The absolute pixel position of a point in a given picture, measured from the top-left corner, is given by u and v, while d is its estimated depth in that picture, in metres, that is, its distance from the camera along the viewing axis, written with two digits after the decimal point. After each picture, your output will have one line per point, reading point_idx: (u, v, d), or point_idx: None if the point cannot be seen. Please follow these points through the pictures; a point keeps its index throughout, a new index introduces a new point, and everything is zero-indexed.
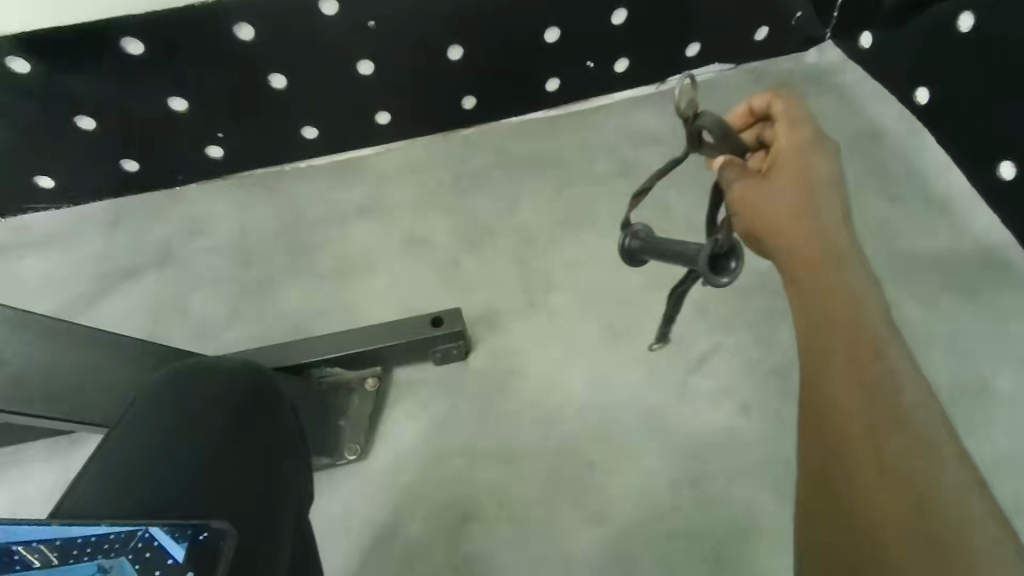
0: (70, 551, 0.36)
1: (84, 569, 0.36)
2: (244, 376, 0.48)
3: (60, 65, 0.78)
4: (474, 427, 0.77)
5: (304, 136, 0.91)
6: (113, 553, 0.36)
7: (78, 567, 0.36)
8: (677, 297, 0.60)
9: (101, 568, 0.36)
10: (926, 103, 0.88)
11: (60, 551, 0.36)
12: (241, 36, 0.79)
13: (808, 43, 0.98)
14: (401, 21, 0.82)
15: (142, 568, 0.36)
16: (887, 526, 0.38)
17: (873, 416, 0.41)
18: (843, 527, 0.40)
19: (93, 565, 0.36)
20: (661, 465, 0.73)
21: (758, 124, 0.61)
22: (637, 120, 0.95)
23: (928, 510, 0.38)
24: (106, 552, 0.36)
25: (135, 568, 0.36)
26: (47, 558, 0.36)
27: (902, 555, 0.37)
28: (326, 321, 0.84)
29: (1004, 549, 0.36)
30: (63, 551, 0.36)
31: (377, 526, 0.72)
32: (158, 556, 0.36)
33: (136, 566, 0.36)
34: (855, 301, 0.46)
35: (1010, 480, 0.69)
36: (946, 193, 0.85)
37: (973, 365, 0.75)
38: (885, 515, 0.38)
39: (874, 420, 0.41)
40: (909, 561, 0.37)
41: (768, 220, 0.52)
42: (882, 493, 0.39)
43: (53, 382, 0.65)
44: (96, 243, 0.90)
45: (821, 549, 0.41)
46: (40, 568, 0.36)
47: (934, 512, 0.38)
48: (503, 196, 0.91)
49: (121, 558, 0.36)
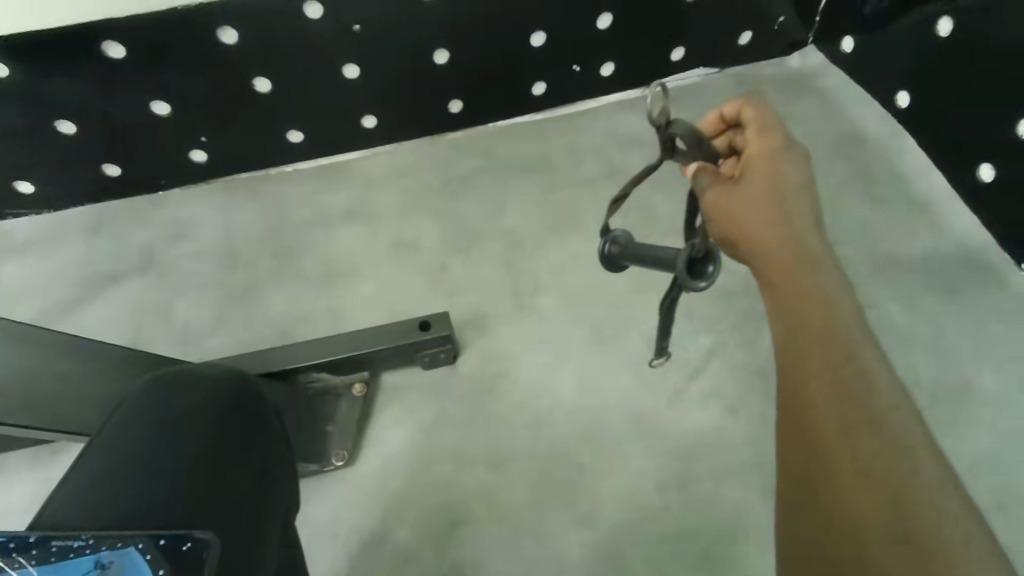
0: (71, 546, 0.35)
1: (81, 564, 0.35)
2: (227, 382, 0.47)
3: (39, 68, 0.77)
4: (461, 430, 0.76)
5: (290, 140, 0.91)
6: (119, 544, 0.35)
7: (78, 563, 0.35)
8: (668, 307, 0.59)
9: (100, 564, 0.35)
10: (907, 106, 0.88)
11: (56, 552, 0.35)
12: (225, 39, 0.79)
13: (790, 47, 0.99)
14: (387, 25, 0.82)
15: (154, 558, 0.35)
16: (864, 525, 0.38)
17: (845, 418, 0.41)
18: (822, 526, 0.40)
19: (94, 562, 0.35)
20: (649, 466, 0.73)
21: (729, 131, 0.61)
22: (623, 124, 0.95)
23: (904, 508, 0.38)
24: (110, 546, 0.35)
25: (146, 558, 0.35)
26: (48, 555, 0.35)
27: (878, 552, 0.37)
28: (312, 327, 0.83)
29: (981, 547, 0.36)
30: (63, 547, 0.35)
31: (364, 533, 0.72)
32: (173, 543, 0.35)
33: (147, 557, 0.35)
34: (829, 304, 0.46)
35: (992, 480, 0.69)
36: (928, 196, 0.86)
37: (956, 367, 0.76)
38: (862, 513, 0.39)
39: (848, 422, 0.41)
40: (887, 558, 0.37)
41: (741, 226, 0.51)
42: (859, 492, 0.39)
43: (32, 393, 0.64)
44: (78, 248, 0.89)
45: (802, 545, 0.41)
46: (39, 566, 0.35)
47: (911, 511, 0.38)
48: (491, 199, 0.91)
49: (128, 550, 0.35)
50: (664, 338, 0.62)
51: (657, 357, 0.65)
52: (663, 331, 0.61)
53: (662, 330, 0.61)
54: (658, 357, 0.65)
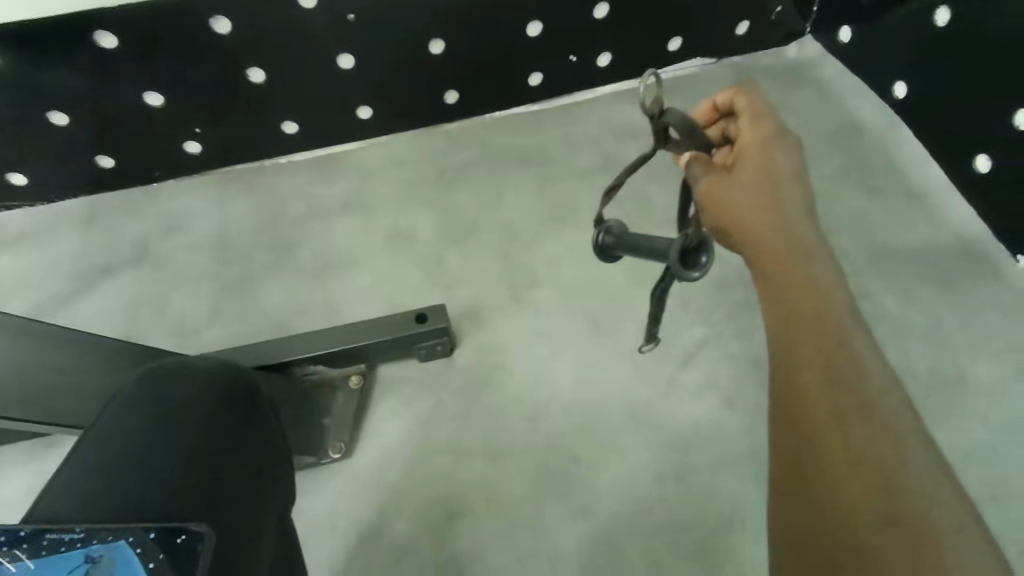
0: (63, 540, 0.35)
1: (72, 558, 0.35)
2: (222, 374, 0.47)
3: (29, 57, 0.76)
4: (457, 423, 0.76)
5: (284, 131, 0.90)
6: (109, 538, 0.35)
7: (69, 557, 0.35)
8: (660, 296, 0.59)
9: (89, 558, 0.35)
10: (903, 97, 0.88)
11: (48, 546, 0.35)
12: (218, 29, 0.78)
13: (787, 38, 0.98)
14: (381, 15, 0.81)
15: (145, 552, 0.35)
16: (858, 511, 0.38)
17: (837, 404, 0.42)
18: (814, 512, 0.39)
19: (83, 556, 0.35)
20: (646, 458, 0.73)
21: (723, 120, 0.61)
22: (619, 115, 0.95)
23: (895, 494, 0.38)
24: (101, 539, 0.35)
25: (137, 551, 0.35)
26: (37, 552, 0.35)
27: (869, 536, 0.37)
28: (308, 319, 0.83)
29: (971, 533, 0.36)
30: (54, 543, 0.35)
31: (362, 525, 0.72)
32: (164, 537, 0.35)
33: (138, 550, 0.35)
34: (821, 292, 0.46)
35: (986, 470, 0.70)
36: (924, 187, 0.86)
37: (952, 357, 0.76)
38: (853, 498, 0.38)
39: (839, 408, 0.41)
40: (879, 542, 0.37)
41: (733, 214, 0.52)
42: (851, 478, 0.39)
43: (28, 387, 0.64)
44: (72, 241, 0.88)
45: (795, 530, 0.40)
46: (29, 561, 0.35)
47: (901, 497, 0.38)
48: (487, 191, 0.90)
49: (118, 544, 0.35)
50: (654, 325, 0.61)
51: (647, 343, 0.64)
52: (653, 321, 0.61)
53: (654, 320, 0.61)
54: (646, 343, 0.63)
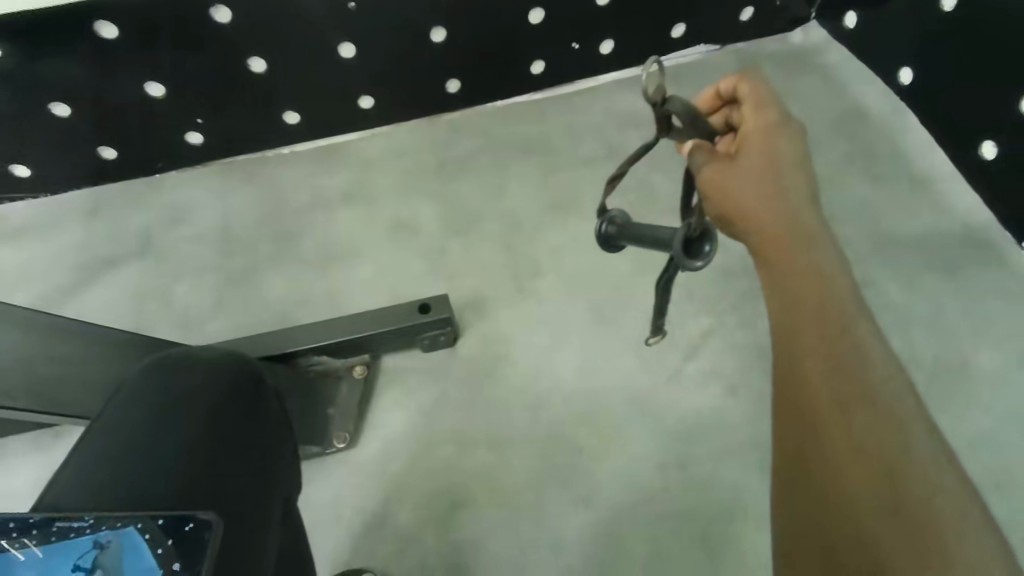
0: (72, 526, 0.35)
1: (80, 544, 0.35)
2: (226, 365, 0.47)
3: (29, 50, 0.75)
4: (460, 413, 0.77)
5: (286, 121, 0.90)
6: (118, 524, 0.35)
7: (78, 543, 0.35)
8: (663, 287, 0.58)
9: (98, 544, 0.35)
10: (909, 83, 0.88)
11: (57, 532, 0.35)
12: (218, 18, 0.78)
13: (792, 24, 0.98)
14: (382, 3, 0.80)
15: (153, 538, 0.35)
16: (860, 497, 0.38)
17: (839, 392, 0.41)
18: (817, 499, 0.39)
19: (92, 542, 0.35)
20: (650, 447, 0.73)
21: (726, 107, 0.61)
22: (621, 103, 0.94)
23: (897, 481, 0.38)
24: (110, 525, 0.35)
25: (145, 538, 0.35)
26: (46, 539, 0.35)
27: (870, 522, 0.37)
28: (311, 310, 0.83)
29: (974, 519, 0.37)
30: (62, 530, 0.35)
31: (366, 515, 0.72)
32: (172, 524, 0.35)
33: (146, 536, 0.35)
34: (824, 280, 0.46)
35: (988, 457, 0.69)
36: (929, 174, 0.85)
37: (954, 344, 0.75)
38: (855, 485, 0.39)
39: (841, 396, 0.41)
40: (881, 529, 0.37)
41: (735, 202, 0.51)
42: (852, 465, 0.39)
43: (34, 377, 0.64)
44: (75, 233, 0.88)
45: (797, 519, 0.40)
46: (38, 548, 0.35)
47: (903, 485, 0.38)
48: (489, 181, 0.90)
49: (128, 529, 0.35)
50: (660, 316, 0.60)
51: (653, 335, 0.62)
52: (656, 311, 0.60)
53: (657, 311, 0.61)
54: (652, 335, 0.62)
